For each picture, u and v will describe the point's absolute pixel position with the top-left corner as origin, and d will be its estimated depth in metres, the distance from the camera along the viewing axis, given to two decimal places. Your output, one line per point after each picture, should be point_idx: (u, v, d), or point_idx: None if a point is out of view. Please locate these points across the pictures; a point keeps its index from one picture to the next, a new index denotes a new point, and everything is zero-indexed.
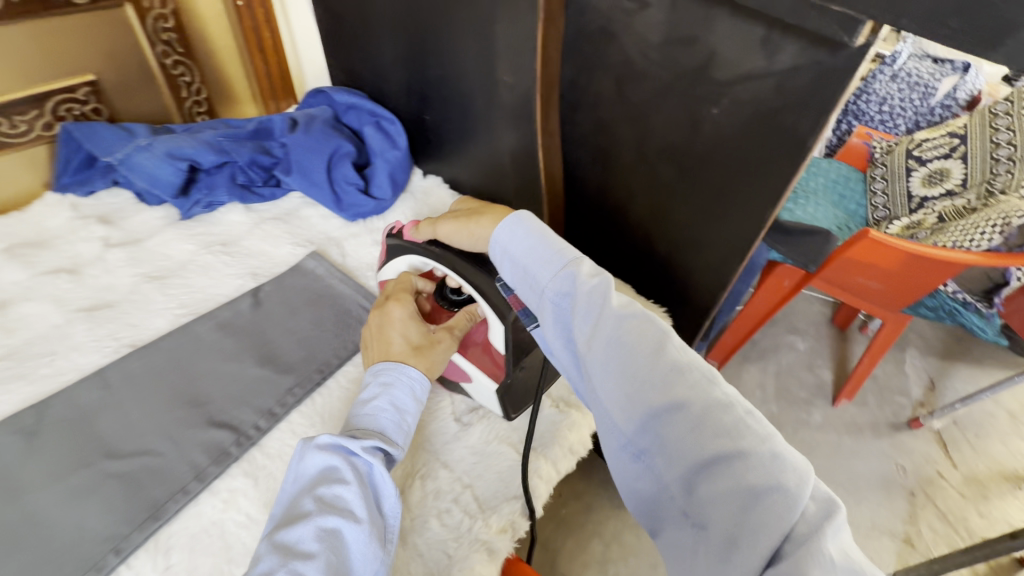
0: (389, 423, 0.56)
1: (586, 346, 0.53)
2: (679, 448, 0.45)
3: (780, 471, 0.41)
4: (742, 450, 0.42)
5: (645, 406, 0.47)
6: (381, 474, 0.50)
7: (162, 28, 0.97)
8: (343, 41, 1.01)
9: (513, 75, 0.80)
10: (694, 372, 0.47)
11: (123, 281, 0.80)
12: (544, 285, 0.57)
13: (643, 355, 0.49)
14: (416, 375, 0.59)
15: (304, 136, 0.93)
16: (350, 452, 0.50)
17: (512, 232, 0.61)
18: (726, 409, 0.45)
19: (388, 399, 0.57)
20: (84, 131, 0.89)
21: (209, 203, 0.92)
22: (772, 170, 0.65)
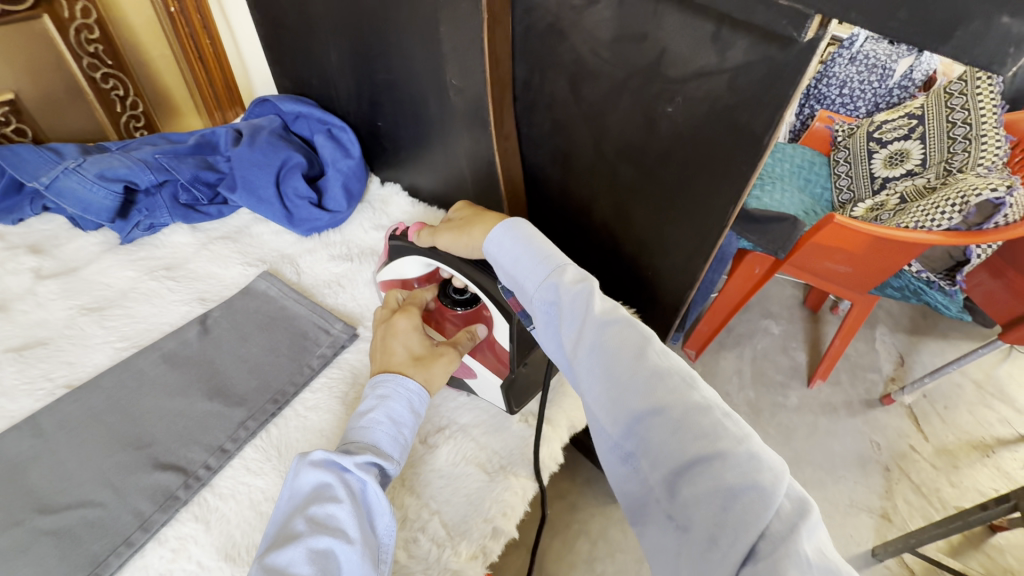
0: (384, 436, 0.55)
1: (572, 352, 0.51)
2: (661, 451, 0.44)
3: (758, 471, 0.39)
4: (721, 452, 0.41)
5: (628, 410, 0.46)
6: (374, 492, 0.50)
7: (86, 39, 0.90)
8: (288, 47, 0.96)
9: (462, 79, 0.76)
10: (675, 375, 0.46)
11: (57, 315, 0.75)
12: (531, 292, 0.56)
13: (626, 358, 0.48)
14: (414, 387, 0.59)
15: (250, 150, 0.89)
16: (344, 468, 0.50)
17: (501, 238, 0.59)
18: (704, 410, 0.43)
19: (385, 412, 0.57)
20: (5, 154, 0.83)
21: (150, 226, 0.87)
22: (732, 167, 0.63)
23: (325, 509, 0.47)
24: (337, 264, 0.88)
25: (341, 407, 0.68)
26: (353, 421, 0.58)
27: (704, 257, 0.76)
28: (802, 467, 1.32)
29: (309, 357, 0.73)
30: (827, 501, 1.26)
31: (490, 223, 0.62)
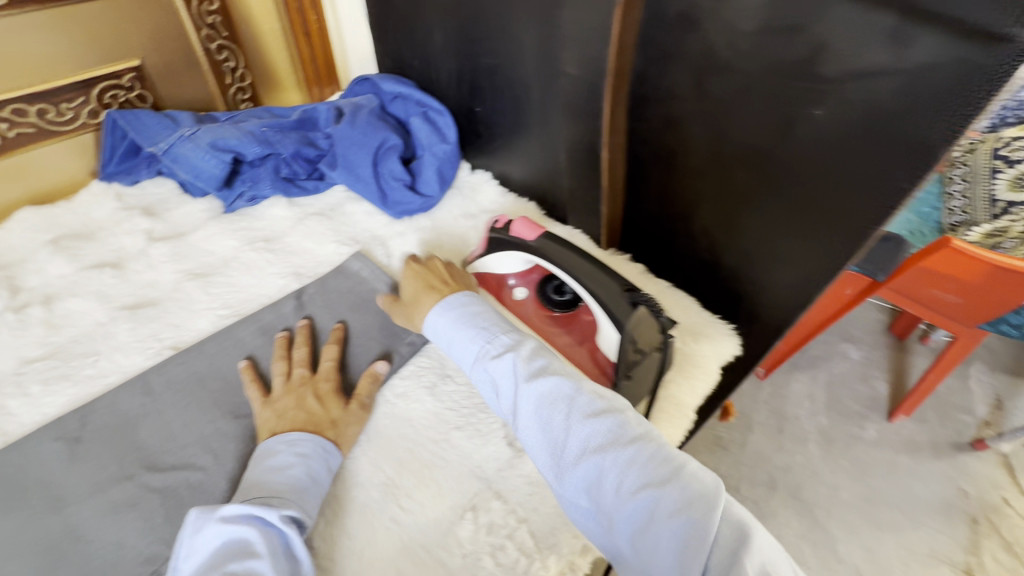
0: (306, 489, 0.54)
1: (515, 418, 0.55)
2: (605, 504, 0.47)
3: (687, 502, 0.43)
4: (654, 491, 0.45)
5: (570, 470, 0.49)
6: (297, 546, 0.49)
7: (206, 11, 0.93)
8: (394, 28, 0.96)
9: (578, 66, 0.72)
10: (605, 428, 0.50)
11: (166, 278, 0.78)
12: (473, 364, 0.59)
13: (559, 419, 0.51)
14: (332, 450, 0.59)
15: (350, 128, 0.88)
16: (267, 522, 0.48)
17: (440, 320, 0.63)
18: (637, 455, 0.47)
19: (305, 469, 0.56)
20: (128, 118, 0.86)
21: (252, 197, 0.88)
22: (874, 183, 0.56)
23: (244, 565, 0.45)
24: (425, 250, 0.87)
25: (430, 402, 0.67)
26: (255, 479, 0.55)
27: (822, 280, 0.67)
28: (879, 507, 1.20)
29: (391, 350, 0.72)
30: (903, 547, 1.15)
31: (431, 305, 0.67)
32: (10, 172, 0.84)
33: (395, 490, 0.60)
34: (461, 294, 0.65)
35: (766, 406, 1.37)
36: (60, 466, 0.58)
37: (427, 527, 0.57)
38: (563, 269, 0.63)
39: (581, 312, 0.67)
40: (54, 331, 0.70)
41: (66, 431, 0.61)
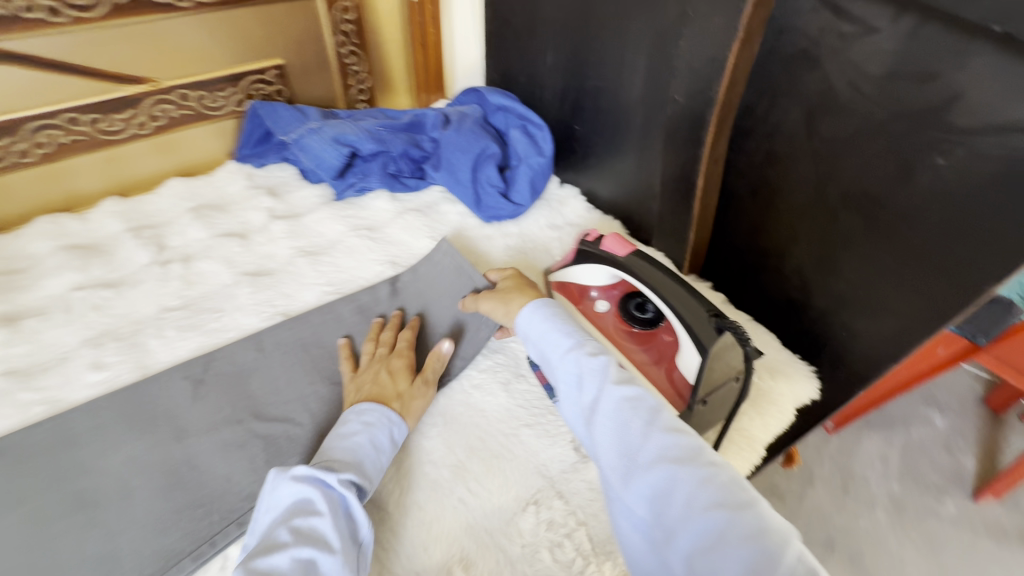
0: (366, 457, 0.58)
1: (590, 414, 0.55)
2: (669, 517, 0.46)
3: (763, 534, 0.43)
4: (728, 515, 0.44)
5: (640, 475, 0.49)
6: (356, 508, 0.52)
7: (344, 19, 1.04)
8: (507, 45, 1.02)
9: (685, 95, 0.75)
10: (684, 442, 0.50)
11: (282, 252, 0.87)
12: (555, 359, 0.60)
13: (638, 424, 0.51)
14: (399, 421, 0.63)
15: (456, 134, 0.95)
16: (327, 485, 0.52)
17: (532, 317, 0.64)
18: (712, 475, 0.47)
19: (368, 438, 0.59)
20: (266, 109, 0.98)
21: (361, 188, 0.97)
22: (1005, 240, 0.54)
23: (309, 521, 0.49)
24: (512, 256, 0.91)
25: (503, 397, 0.71)
26: (326, 446, 0.59)
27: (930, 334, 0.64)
28: None
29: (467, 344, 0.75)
30: None
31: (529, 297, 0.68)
32: (167, 147, 0.96)
33: (465, 473, 0.63)
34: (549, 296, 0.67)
35: (832, 462, 1.28)
36: (185, 402, 0.66)
37: (491, 513, 0.60)
38: (649, 286, 0.64)
39: (661, 332, 0.68)
40: (188, 286, 0.80)
41: (191, 372, 0.69)
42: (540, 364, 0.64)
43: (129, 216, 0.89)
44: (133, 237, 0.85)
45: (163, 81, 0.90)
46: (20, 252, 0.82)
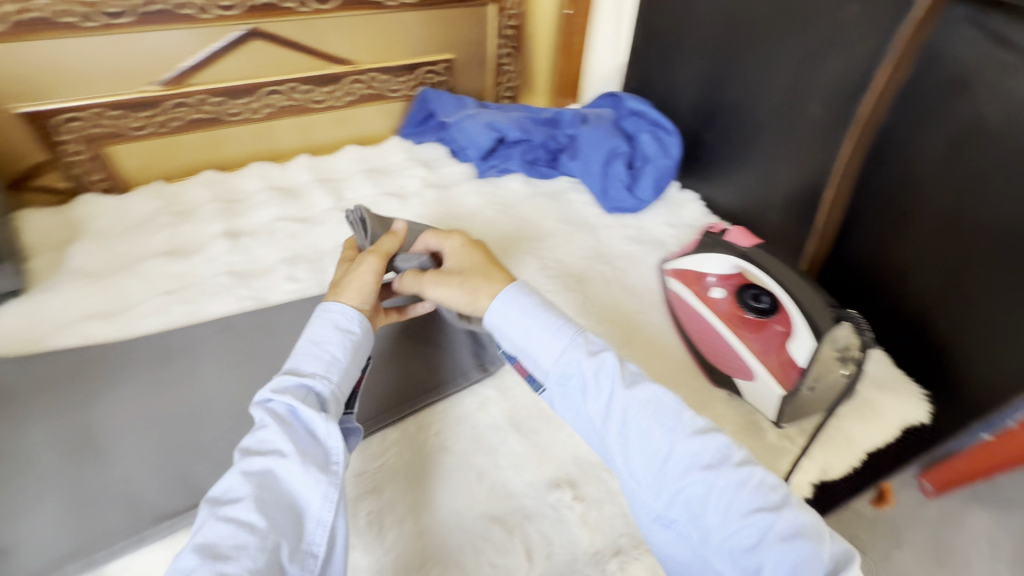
0: (302, 355, 0.54)
1: (607, 422, 0.55)
2: (706, 521, 0.49)
3: (802, 532, 0.46)
4: (768, 515, 0.47)
5: (672, 484, 0.51)
6: (300, 408, 0.50)
7: (507, 24, 1.19)
8: (651, 57, 1.11)
9: (823, 106, 0.80)
10: (712, 449, 0.51)
11: (432, 214, 1.02)
12: (548, 365, 0.59)
13: (665, 433, 0.52)
14: (338, 306, 0.57)
15: (592, 131, 1.06)
16: (264, 400, 0.51)
17: (505, 316, 0.61)
18: (747, 478, 0.49)
19: (306, 339, 0.55)
20: (435, 97, 1.16)
21: (501, 170, 1.10)
22: None
23: (256, 438, 0.49)
24: (628, 244, 0.99)
25: None
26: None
27: None
28: None
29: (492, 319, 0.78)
30: None
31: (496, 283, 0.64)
32: (349, 119, 1.16)
33: None
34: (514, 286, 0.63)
35: (927, 530, 0.96)
36: None
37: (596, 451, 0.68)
38: (775, 278, 0.71)
39: (773, 323, 0.72)
40: (359, 230, 0.97)
41: None
42: (526, 362, 0.62)
43: (317, 170, 1.09)
44: (320, 187, 1.04)
45: (361, 64, 1.09)
46: (238, 187, 1.03)
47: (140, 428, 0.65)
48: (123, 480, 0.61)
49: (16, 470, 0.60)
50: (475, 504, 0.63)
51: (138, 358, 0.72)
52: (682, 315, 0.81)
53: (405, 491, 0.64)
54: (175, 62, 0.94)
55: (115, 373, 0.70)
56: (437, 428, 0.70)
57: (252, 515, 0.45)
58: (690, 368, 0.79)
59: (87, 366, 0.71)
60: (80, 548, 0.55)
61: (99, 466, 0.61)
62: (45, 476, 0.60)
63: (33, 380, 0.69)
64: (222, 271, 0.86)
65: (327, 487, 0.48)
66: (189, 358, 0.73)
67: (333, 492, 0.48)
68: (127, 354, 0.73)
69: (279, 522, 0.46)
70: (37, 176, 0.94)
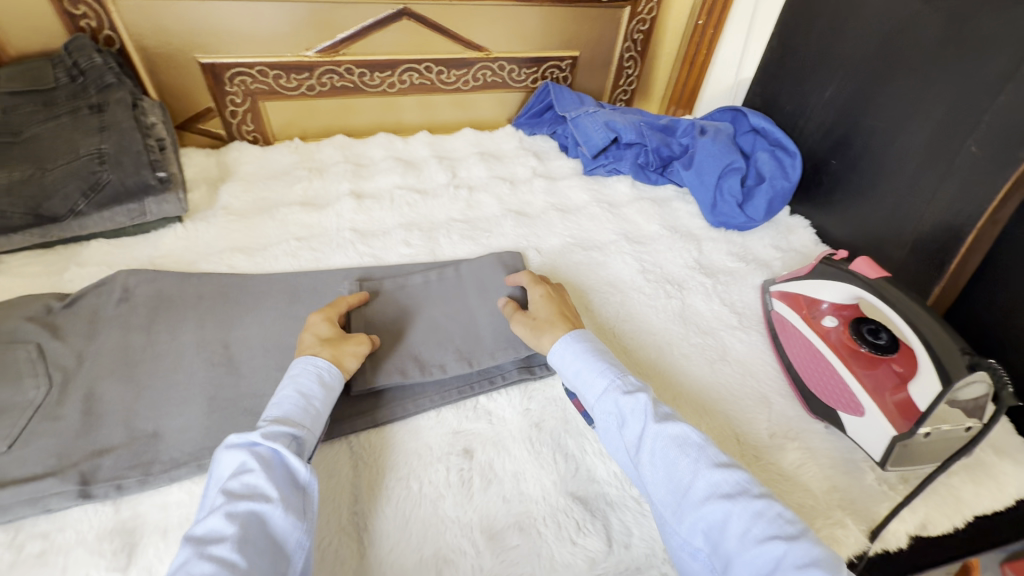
0: (292, 407, 0.57)
1: (636, 453, 0.57)
2: (726, 547, 0.49)
3: (817, 563, 0.45)
4: (782, 544, 0.47)
5: (691, 511, 0.52)
6: (291, 457, 0.52)
7: (636, 29, 1.21)
8: (785, 76, 1.09)
9: (985, 146, 0.75)
10: (732, 477, 0.53)
11: (538, 203, 1.05)
12: (591, 402, 0.63)
13: (686, 462, 0.54)
14: (325, 362, 0.63)
15: (710, 142, 1.05)
16: (252, 443, 0.52)
17: (564, 355, 0.67)
18: (766, 508, 0.50)
19: (295, 390, 0.59)
20: (556, 91, 1.17)
21: (611, 170, 1.12)
22: None
23: (241, 480, 0.49)
24: (732, 261, 0.98)
25: (706, 370, 0.79)
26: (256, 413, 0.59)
27: None
28: None
29: (484, 353, 0.74)
30: None
31: (559, 333, 0.69)
32: (469, 103, 1.22)
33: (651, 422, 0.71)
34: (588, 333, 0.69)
35: None
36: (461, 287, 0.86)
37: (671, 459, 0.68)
38: (900, 314, 0.68)
39: (890, 361, 0.70)
40: (470, 208, 1.02)
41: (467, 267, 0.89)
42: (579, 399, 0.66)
43: (435, 147, 1.15)
44: (437, 162, 1.10)
45: (494, 53, 1.15)
46: (365, 153, 1.11)
47: (269, 354, 0.72)
48: (253, 396, 0.67)
49: (169, 369, 0.69)
50: (560, 483, 0.64)
51: (269, 292, 0.80)
52: (787, 338, 0.80)
53: (495, 457, 0.66)
54: (334, 32, 1.02)
55: (250, 303, 0.78)
56: (529, 404, 0.72)
57: (237, 557, 0.44)
58: (787, 394, 0.78)
59: (230, 291, 0.80)
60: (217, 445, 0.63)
61: (235, 378, 0.69)
62: (191, 379, 0.68)
63: (186, 296, 0.78)
64: (346, 227, 0.94)
65: (304, 535, 0.50)
66: (314, 299, 0.80)
67: (307, 540, 0.50)
68: (261, 287, 0.81)
69: (261, 563, 0.45)
70: (202, 121, 1.07)
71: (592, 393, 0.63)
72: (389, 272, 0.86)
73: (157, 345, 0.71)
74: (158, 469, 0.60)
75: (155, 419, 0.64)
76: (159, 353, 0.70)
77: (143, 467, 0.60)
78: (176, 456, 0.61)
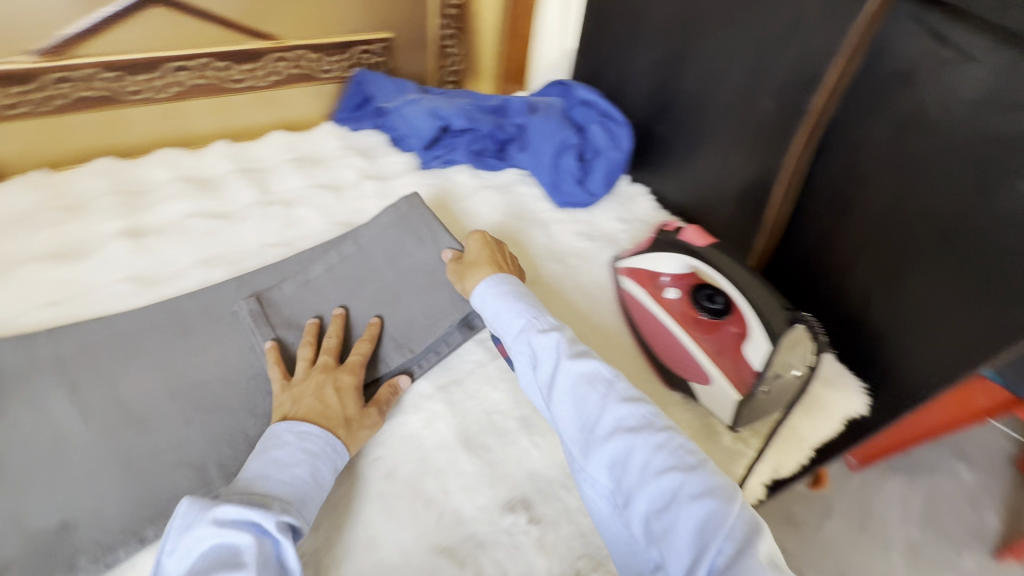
0: (302, 494, 0.52)
1: (548, 392, 0.57)
2: (627, 481, 0.49)
3: (709, 491, 0.46)
4: (679, 474, 0.47)
5: (597, 446, 0.51)
6: (290, 557, 0.46)
7: (448, 4, 1.11)
8: (601, 45, 1.08)
9: (776, 101, 0.79)
10: (639, 411, 0.52)
11: (371, 209, 0.93)
12: (512, 339, 0.63)
13: (595, 398, 0.54)
14: (342, 450, 0.57)
15: (543, 121, 1.01)
16: (259, 530, 0.45)
17: (491, 298, 0.67)
18: (666, 440, 0.50)
19: (309, 471, 0.54)
20: (373, 79, 1.06)
21: (445, 161, 1.03)
22: None
23: None
24: (580, 240, 0.96)
25: None
26: (253, 473, 0.53)
27: (970, 364, 0.65)
28: None
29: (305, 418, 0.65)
30: None
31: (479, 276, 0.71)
32: (273, 100, 1.04)
33: (530, 426, 0.67)
34: (513, 279, 0.70)
35: (851, 496, 1.15)
36: None
37: (551, 466, 0.64)
38: (730, 281, 0.71)
39: (726, 324, 0.71)
40: (286, 227, 0.87)
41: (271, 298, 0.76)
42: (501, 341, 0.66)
43: (237, 158, 0.97)
44: (240, 177, 0.92)
45: (289, 40, 0.99)
46: (141, 178, 0.90)
47: (177, 397, 0.64)
48: (180, 448, 0.60)
49: (51, 451, 0.59)
50: (421, 537, 0.57)
51: (151, 327, 0.69)
52: (636, 314, 0.80)
53: (343, 527, 0.57)
54: (55, 29, 0.81)
55: (133, 349, 0.67)
56: (378, 450, 0.63)
57: None
58: (645, 372, 0.77)
59: (90, 351, 0.66)
60: (154, 513, 0.56)
61: (147, 436, 0.61)
62: (88, 452, 0.59)
63: (34, 363, 0.65)
64: (122, 278, 0.75)
65: None
66: (210, 325, 0.70)
67: None
68: (135, 325, 0.69)
69: None
70: None
71: (513, 330, 0.64)
72: (286, 272, 0.78)
73: (23, 427, 0.60)
74: (85, 561, 0.53)
75: (58, 507, 0.56)
76: (33, 434, 0.60)
77: (64, 567, 0.53)
78: (101, 539, 0.54)
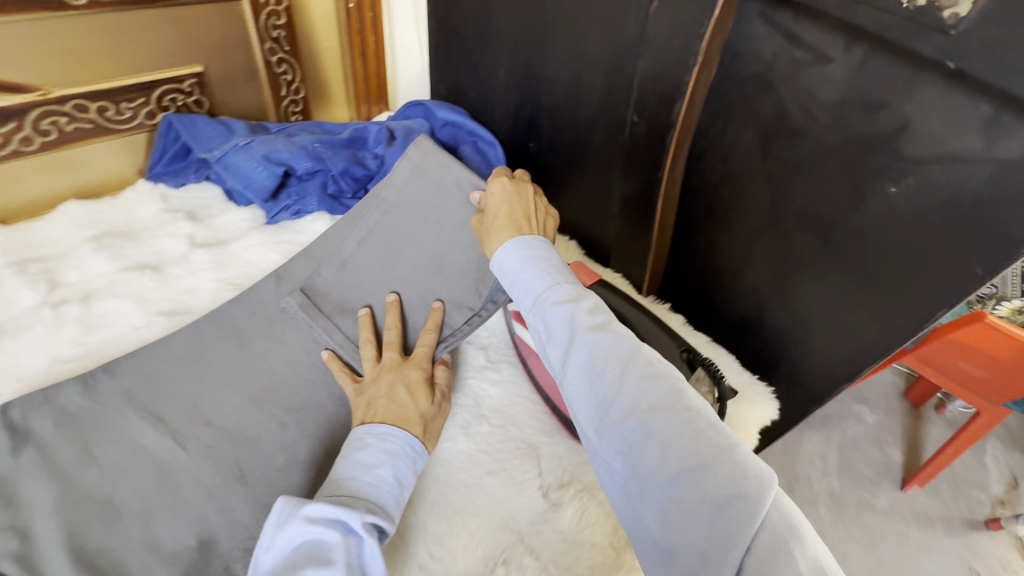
0: (388, 496, 0.48)
1: (561, 369, 0.48)
2: (643, 468, 0.41)
3: (738, 482, 0.37)
4: (701, 462, 0.39)
5: (612, 428, 0.43)
6: (373, 564, 0.42)
7: (273, 25, 0.95)
8: (455, 57, 0.98)
9: (642, 115, 0.73)
10: (664, 386, 0.43)
11: (205, 285, 0.76)
12: (524, 309, 0.52)
13: (612, 373, 0.45)
14: (418, 449, 0.54)
15: (399, 150, 0.88)
16: (347, 529, 0.42)
17: (506, 259, 0.56)
18: (689, 422, 0.40)
19: (392, 471, 0.50)
20: (186, 122, 0.89)
21: (296, 211, 0.87)
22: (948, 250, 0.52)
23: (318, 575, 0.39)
24: None
25: (464, 443, 0.65)
26: (339, 473, 0.49)
27: (875, 357, 0.62)
28: None
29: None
30: None
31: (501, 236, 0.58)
32: (57, 164, 0.84)
33: (424, 536, 0.57)
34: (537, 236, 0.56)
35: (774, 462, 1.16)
36: None
37: None
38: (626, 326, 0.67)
39: None
40: (88, 332, 0.68)
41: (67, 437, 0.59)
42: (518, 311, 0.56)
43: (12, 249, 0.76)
44: (15, 275, 0.72)
45: (54, 90, 0.79)
46: None
47: (264, 405, 0.62)
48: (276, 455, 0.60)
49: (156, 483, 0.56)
50: None
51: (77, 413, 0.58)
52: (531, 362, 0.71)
53: None
54: None
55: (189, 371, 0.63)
56: None
57: None
58: (552, 429, 0.68)
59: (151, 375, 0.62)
60: None
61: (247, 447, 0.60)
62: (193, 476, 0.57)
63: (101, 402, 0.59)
64: None
65: None
66: (265, 326, 0.67)
67: None
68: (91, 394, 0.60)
69: None
70: None
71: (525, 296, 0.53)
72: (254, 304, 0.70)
73: (115, 462, 0.56)
74: (243, 565, 0.54)
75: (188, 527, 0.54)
76: (112, 474, 0.56)
77: None
78: (247, 545, 0.55)
